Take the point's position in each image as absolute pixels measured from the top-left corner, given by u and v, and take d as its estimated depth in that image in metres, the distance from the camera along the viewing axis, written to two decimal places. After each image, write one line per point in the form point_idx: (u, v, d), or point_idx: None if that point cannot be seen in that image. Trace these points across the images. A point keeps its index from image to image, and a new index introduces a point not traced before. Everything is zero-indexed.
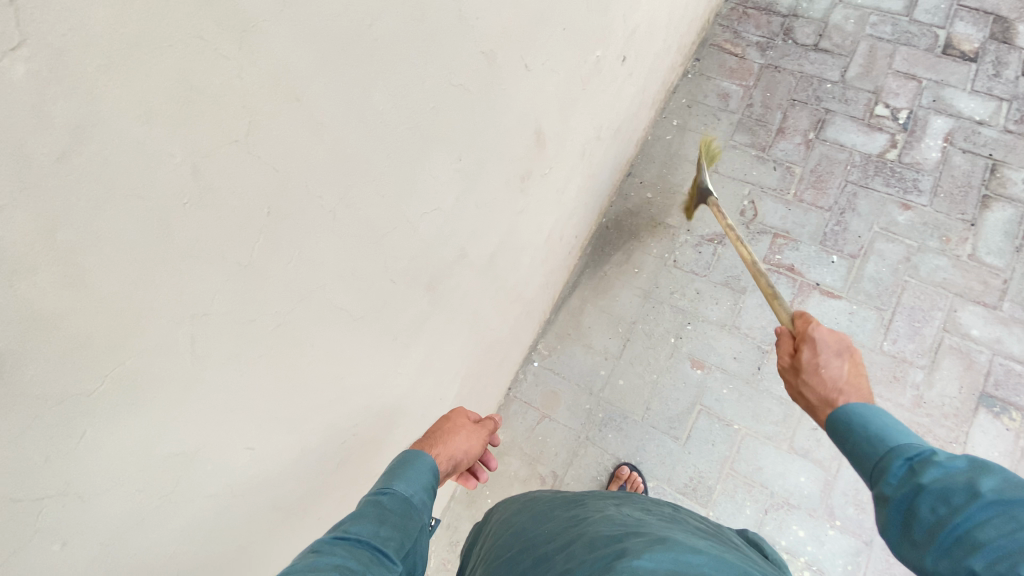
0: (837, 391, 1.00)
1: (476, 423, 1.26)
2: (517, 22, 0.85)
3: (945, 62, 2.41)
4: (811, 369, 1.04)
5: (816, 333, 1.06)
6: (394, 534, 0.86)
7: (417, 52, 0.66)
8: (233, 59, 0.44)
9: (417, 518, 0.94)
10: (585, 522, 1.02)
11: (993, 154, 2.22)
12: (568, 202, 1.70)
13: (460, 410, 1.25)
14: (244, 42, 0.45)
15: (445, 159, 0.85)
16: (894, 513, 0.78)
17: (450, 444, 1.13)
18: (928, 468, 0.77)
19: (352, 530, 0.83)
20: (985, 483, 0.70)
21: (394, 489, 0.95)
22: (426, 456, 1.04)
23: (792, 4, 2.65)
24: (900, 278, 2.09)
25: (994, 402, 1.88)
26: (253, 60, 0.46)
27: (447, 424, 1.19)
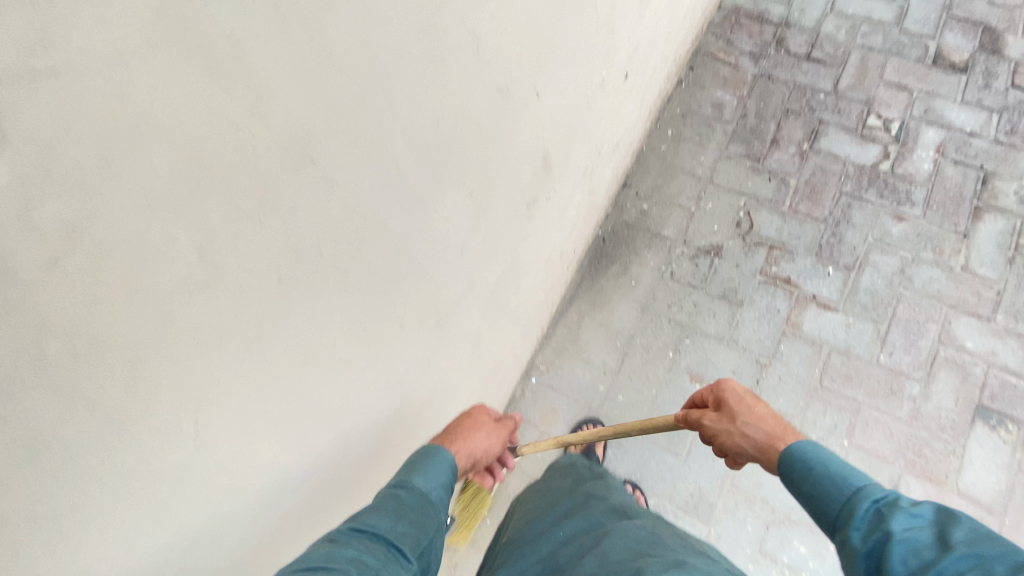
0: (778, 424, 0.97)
1: (496, 421, 1.25)
2: (532, 53, 0.81)
3: (936, 73, 2.43)
4: (743, 410, 1.00)
5: (732, 386, 1.04)
6: (410, 530, 0.84)
7: (435, 97, 0.61)
8: (243, 130, 0.39)
9: (434, 515, 0.91)
10: (600, 536, 1.03)
11: (984, 165, 2.25)
12: (570, 220, 1.65)
13: (481, 407, 1.22)
14: (257, 110, 0.40)
15: (457, 199, 0.80)
16: (862, 564, 0.74)
17: (472, 441, 1.11)
18: (898, 516, 0.74)
19: (370, 524, 0.80)
20: (957, 534, 0.68)
21: (412, 483, 0.91)
22: (445, 452, 0.99)
23: (784, 13, 2.65)
24: (896, 290, 2.10)
25: (989, 414, 1.91)
26: (266, 128, 0.41)
27: (468, 420, 1.17)
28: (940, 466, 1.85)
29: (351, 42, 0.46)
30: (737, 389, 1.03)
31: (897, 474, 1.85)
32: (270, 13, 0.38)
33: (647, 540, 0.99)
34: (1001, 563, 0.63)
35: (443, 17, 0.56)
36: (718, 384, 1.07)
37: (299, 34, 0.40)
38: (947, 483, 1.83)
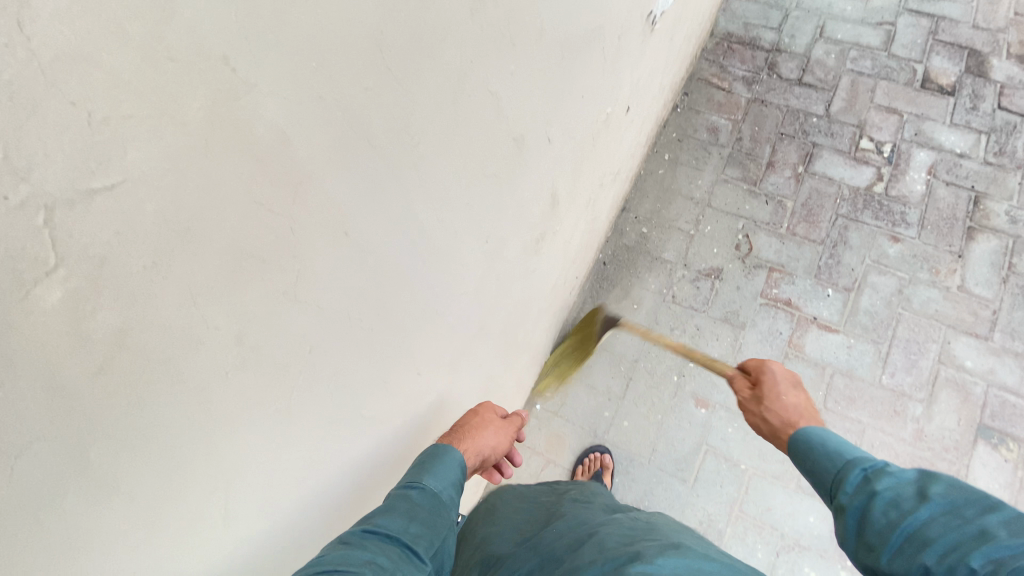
0: (797, 416, 1.08)
1: (503, 419, 1.17)
2: (547, 102, 0.82)
3: (924, 96, 2.49)
4: (771, 395, 1.12)
5: (774, 369, 1.15)
6: (424, 531, 0.79)
7: (457, 157, 0.61)
8: (283, 213, 0.42)
9: (446, 516, 0.85)
10: (594, 527, 1.02)
11: (975, 186, 2.29)
12: (573, 248, 1.66)
13: (488, 403, 1.15)
14: (297, 195, 0.43)
15: (473, 247, 0.80)
16: (850, 520, 0.84)
17: (480, 438, 1.04)
18: (882, 478, 0.84)
19: (382, 524, 0.74)
20: (934, 487, 0.77)
21: (423, 484, 0.86)
22: (455, 451, 0.93)
23: (775, 39, 2.71)
24: (895, 311, 2.12)
25: (992, 433, 1.91)
26: (304, 210, 0.44)
27: (475, 418, 1.09)
28: None
29: (380, 119, 0.48)
30: (777, 374, 1.15)
31: None
32: (311, 102, 0.41)
33: (644, 529, 1.00)
34: (971, 506, 0.72)
35: (467, 83, 0.58)
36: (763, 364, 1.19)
37: (334, 118, 0.44)
38: None
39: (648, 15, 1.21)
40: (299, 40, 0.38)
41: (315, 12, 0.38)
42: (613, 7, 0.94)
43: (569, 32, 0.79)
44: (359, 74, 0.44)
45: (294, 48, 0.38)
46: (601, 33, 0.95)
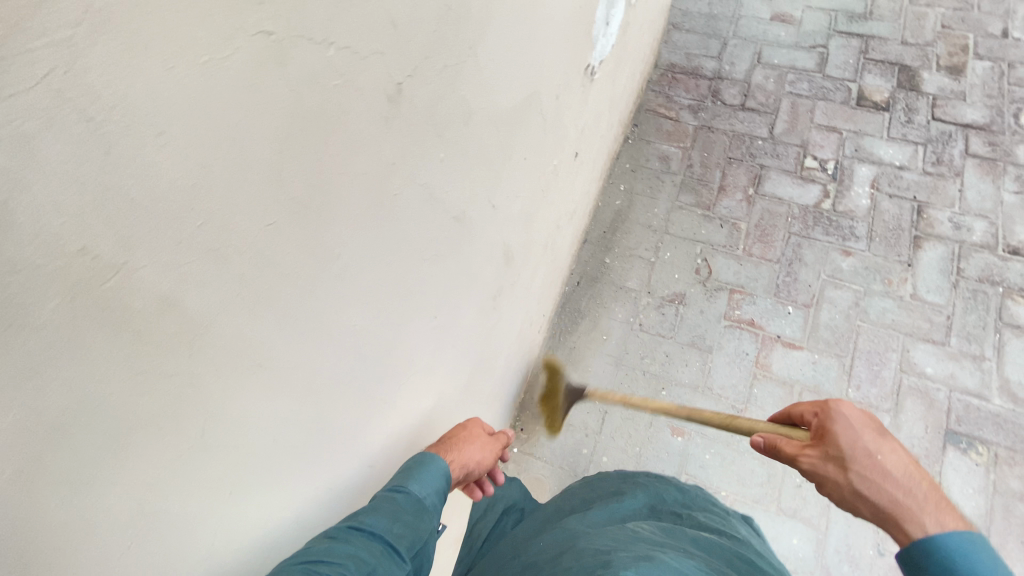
0: (903, 488, 0.85)
1: (492, 436, 1.14)
2: (485, 175, 0.82)
3: (861, 113, 2.61)
4: (861, 460, 0.88)
5: (848, 418, 0.91)
6: (407, 533, 0.75)
7: (388, 254, 0.60)
8: (178, 372, 0.42)
9: (430, 522, 0.81)
10: (576, 539, 1.06)
11: (916, 196, 2.39)
12: (535, 292, 1.65)
13: (476, 420, 1.12)
14: (194, 348, 0.42)
15: (419, 328, 0.78)
16: None
17: (465, 452, 1.01)
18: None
19: (367, 522, 0.72)
20: None
21: (408, 488, 0.81)
22: (440, 459, 0.88)
23: (716, 67, 2.82)
24: (854, 323, 2.17)
25: (959, 438, 1.96)
26: (207, 361, 0.44)
27: (462, 431, 1.07)
28: None
29: (290, 246, 0.47)
30: (858, 425, 0.90)
31: None
32: (199, 253, 0.40)
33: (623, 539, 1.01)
34: None
35: (392, 184, 0.56)
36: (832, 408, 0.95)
37: (232, 259, 0.43)
38: None
39: (586, 66, 1.23)
40: (178, 197, 0.37)
41: (195, 165, 0.37)
42: (547, 70, 0.94)
43: (501, 107, 0.79)
44: (259, 210, 0.43)
45: (172, 208, 0.37)
46: (538, 98, 0.96)
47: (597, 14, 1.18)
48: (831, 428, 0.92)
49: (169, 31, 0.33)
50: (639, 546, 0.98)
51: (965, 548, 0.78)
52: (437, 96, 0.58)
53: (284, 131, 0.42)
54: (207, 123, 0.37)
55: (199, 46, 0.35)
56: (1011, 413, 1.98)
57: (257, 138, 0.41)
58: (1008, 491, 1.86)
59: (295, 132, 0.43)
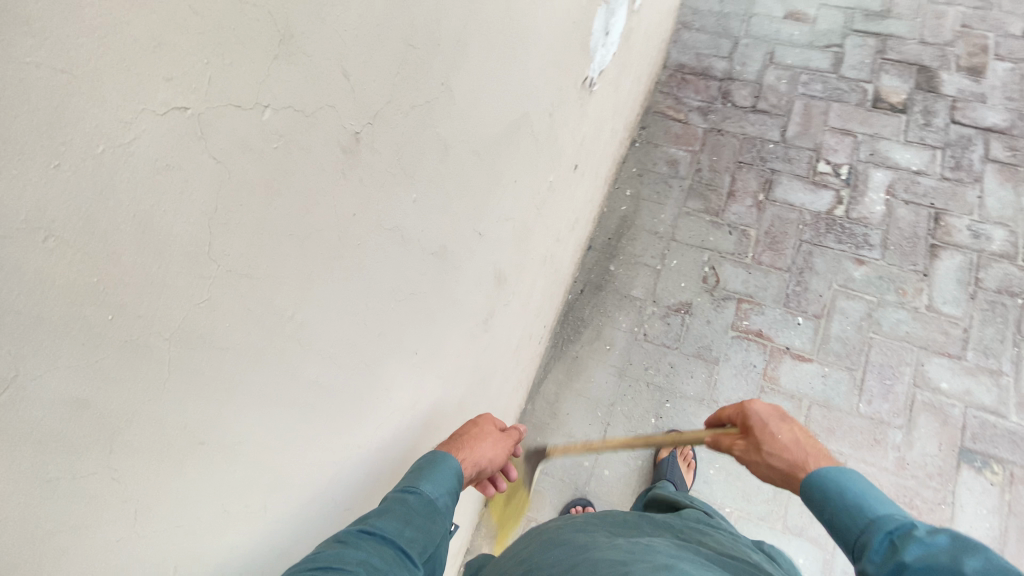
0: (803, 454, 0.96)
1: (503, 431, 1.12)
2: (468, 205, 0.78)
3: (877, 115, 2.52)
4: (765, 437, 1.00)
5: (758, 411, 1.04)
6: (418, 537, 0.75)
7: (359, 300, 0.57)
8: (92, 474, 0.37)
9: (442, 524, 0.80)
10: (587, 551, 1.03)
11: (934, 203, 2.31)
12: (534, 306, 1.61)
13: (487, 415, 1.10)
14: (113, 447, 0.38)
15: (399, 367, 0.75)
16: None
17: (477, 449, 1.00)
18: (910, 545, 0.75)
19: (377, 526, 0.72)
20: (970, 563, 0.68)
21: (420, 490, 0.80)
22: (452, 458, 0.86)
23: (726, 68, 2.74)
24: (866, 335, 2.11)
25: (974, 456, 1.89)
26: (135, 448, 0.39)
27: (473, 428, 1.06)
28: (933, 516, 1.81)
29: (226, 321, 0.42)
30: (762, 413, 1.03)
31: None
32: (110, 348, 0.35)
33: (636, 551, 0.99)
34: None
35: (353, 236, 0.51)
36: (745, 406, 1.08)
37: (154, 347, 0.38)
38: None
39: (584, 79, 1.19)
40: (75, 297, 0.33)
41: (99, 260, 0.33)
42: (537, 91, 0.90)
43: (483, 134, 0.75)
44: (184, 294, 0.38)
45: (71, 311, 0.32)
46: (528, 119, 0.92)
47: (594, 26, 1.13)
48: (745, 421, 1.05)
49: (48, 124, 0.28)
50: (656, 558, 0.95)
51: (847, 479, 0.88)
52: (403, 137, 0.54)
53: (210, 205, 0.38)
54: (110, 214, 0.32)
55: (89, 131, 0.30)
56: None
57: (177, 218, 0.36)
58: None
59: (223, 205, 0.39)
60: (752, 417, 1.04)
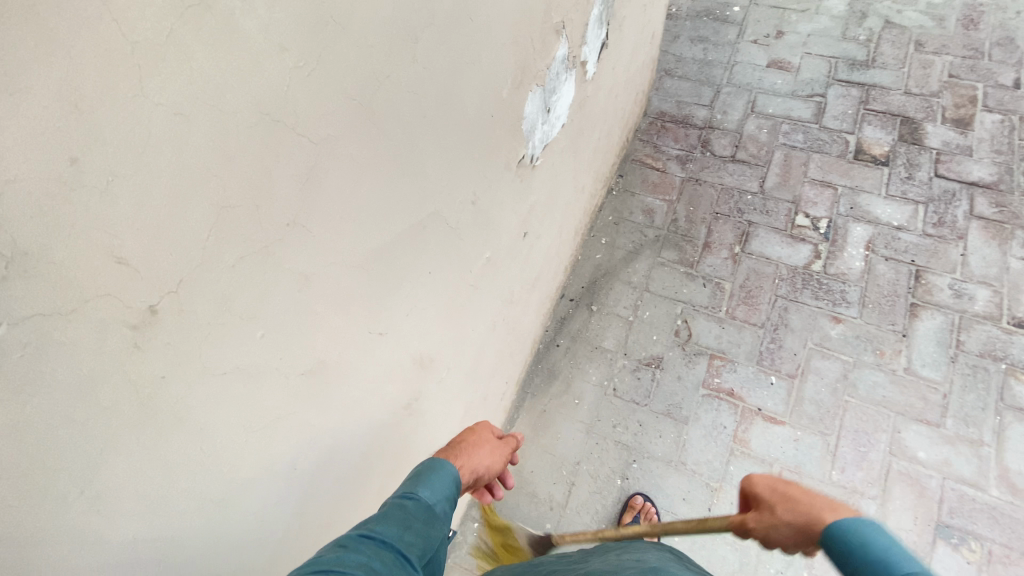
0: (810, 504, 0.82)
1: (499, 440, 1.16)
2: (358, 317, 0.75)
3: (858, 167, 2.50)
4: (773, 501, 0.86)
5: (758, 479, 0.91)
6: (417, 540, 0.82)
7: (192, 448, 0.54)
8: None
9: (440, 529, 0.88)
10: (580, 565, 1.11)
11: (915, 260, 2.25)
12: (485, 371, 1.59)
13: (484, 422, 1.15)
14: None
15: (271, 489, 0.69)
16: None
17: (475, 456, 1.04)
18: None
19: (377, 531, 0.79)
20: None
21: (419, 495, 0.88)
22: (449, 465, 0.95)
23: (707, 116, 2.76)
24: (841, 398, 2.04)
25: (951, 532, 1.80)
26: None
27: (471, 436, 1.10)
28: None
29: None
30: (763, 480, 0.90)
31: None
32: None
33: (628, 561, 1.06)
34: None
35: (159, 399, 0.48)
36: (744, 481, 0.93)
37: None
38: None
39: (518, 158, 1.18)
40: None
41: None
42: (448, 187, 0.89)
43: (370, 247, 0.72)
44: None
45: None
46: (440, 215, 0.90)
47: (526, 109, 1.13)
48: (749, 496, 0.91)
49: None
50: (645, 565, 1.03)
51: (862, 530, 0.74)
52: (231, 288, 0.51)
53: None
54: None
55: None
56: (1010, 506, 1.81)
57: None
58: None
59: None
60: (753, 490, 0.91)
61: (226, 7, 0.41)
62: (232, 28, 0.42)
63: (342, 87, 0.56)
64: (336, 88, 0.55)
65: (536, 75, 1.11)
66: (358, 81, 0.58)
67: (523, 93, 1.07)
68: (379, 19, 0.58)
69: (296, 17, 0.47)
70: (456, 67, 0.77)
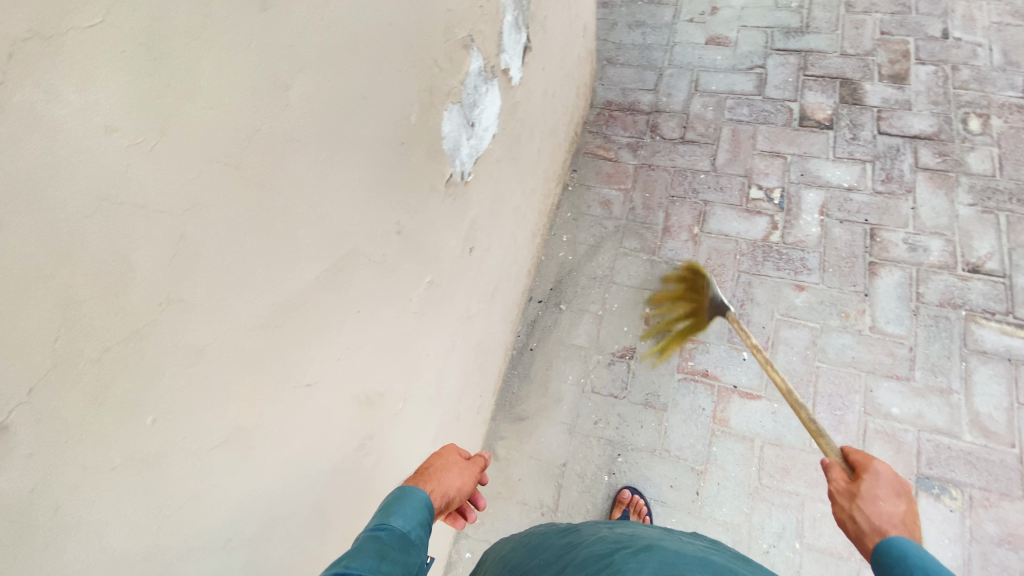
0: (892, 527, 0.92)
1: (467, 459, 1.15)
2: (275, 376, 0.72)
3: (804, 134, 2.52)
4: (867, 497, 0.97)
5: (882, 473, 0.99)
6: (395, 568, 0.82)
7: (91, 548, 0.51)
8: None
9: (417, 556, 0.88)
10: (574, 551, 1.07)
11: (868, 218, 2.28)
12: (452, 391, 1.57)
13: (449, 445, 1.14)
14: None
15: (204, 566, 0.67)
16: None
17: (443, 480, 1.03)
18: None
19: (352, 566, 0.77)
20: None
21: (391, 525, 0.89)
22: (420, 491, 0.96)
23: (652, 100, 2.76)
24: (812, 364, 2.06)
25: (932, 483, 1.83)
26: None
27: (438, 460, 1.09)
28: None
29: None
30: (882, 478, 0.99)
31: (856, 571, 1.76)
32: None
33: (621, 539, 1.06)
34: None
35: (35, 514, 0.46)
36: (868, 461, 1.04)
37: None
38: None
39: (446, 177, 1.17)
40: None
41: None
42: (365, 223, 0.87)
43: (282, 299, 0.70)
44: None
45: None
46: (361, 253, 0.87)
47: (444, 128, 1.10)
48: (862, 471, 1.02)
49: None
50: (637, 542, 1.04)
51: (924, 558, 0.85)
52: (98, 384, 0.48)
53: None
54: None
55: None
56: (986, 450, 1.85)
57: None
58: (986, 538, 1.74)
59: None
60: (870, 473, 1.01)
61: (22, 102, 0.39)
62: (38, 123, 0.40)
63: (200, 151, 0.53)
64: (192, 153, 0.52)
65: (450, 92, 1.10)
66: (222, 141, 0.55)
67: (435, 114, 1.05)
68: (235, 76, 0.55)
69: (122, 94, 0.45)
70: (348, 104, 0.75)
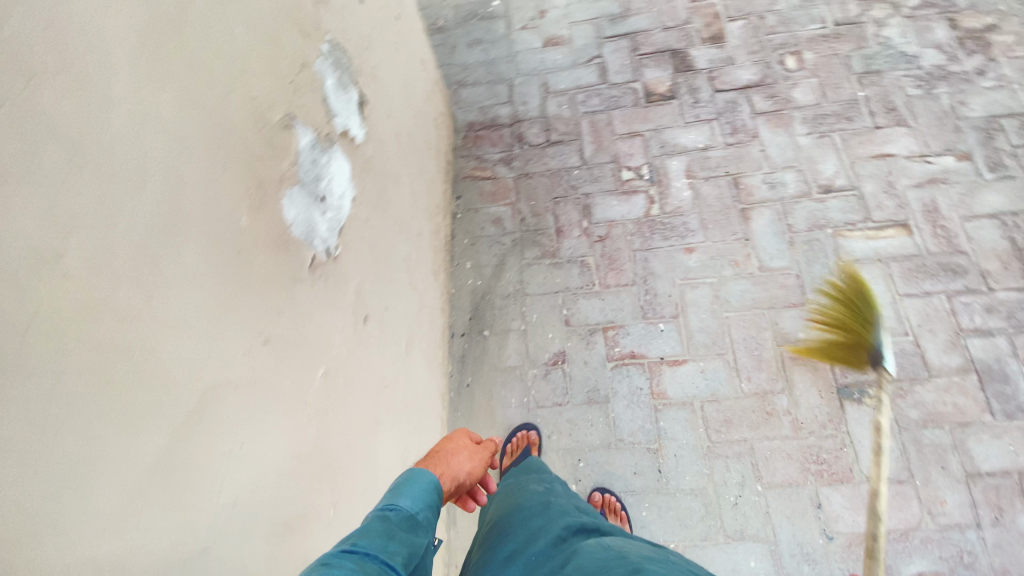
0: None
1: (478, 444, 1.22)
2: (157, 555, 0.65)
3: (654, 108, 2.68)
4: None
5: None
6: (400, 548, 0.80)
7: None
8: None
9: (424, 536, 0.87)
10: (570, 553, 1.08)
11: (728, 170, 2.47)
12: (391, 462, 1.50)
13: (460, 431, 1.21)
14: None
15: None
16: None
17: (453, 464, 1.10)
18: None
19: (359, 545, 0.76)
20: None
21: (399, 506, 0.88)
22: (427, 474, 0.96)
23: (511, 111, 2.83)
24: (722, 316, 2.19)
25: (851, 389, 2.00)
26: None
27: (449, 444, 1.16)
28: (841, 463, 1.91)
29: None
30: None
31: (814, 493, 1.89)
32: None
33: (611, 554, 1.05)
34: None
35: None
36: None
37: None
38: (855, 477, 1.88)
39: (308, 261, 1.11)
40: None
41: None
42: (220, 350, 0.81)
43: (136, 476, 0.63)
44: None
45: None
46: (227, 382, 0.81)
47: (289, 216, 1.05)
48: None
49: None
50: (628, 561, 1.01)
51: None
52: None
53: None
54: None
55: None
56: None
57: None
58: (908, 423, 1.93)
59: None
60: None
61: None
62: None
63: None
64: None
65: (284, 179, 1.05)
66: None
67: (273, 206, 1.00)
68: None
69: None
70: (155, 242, 0.69)
